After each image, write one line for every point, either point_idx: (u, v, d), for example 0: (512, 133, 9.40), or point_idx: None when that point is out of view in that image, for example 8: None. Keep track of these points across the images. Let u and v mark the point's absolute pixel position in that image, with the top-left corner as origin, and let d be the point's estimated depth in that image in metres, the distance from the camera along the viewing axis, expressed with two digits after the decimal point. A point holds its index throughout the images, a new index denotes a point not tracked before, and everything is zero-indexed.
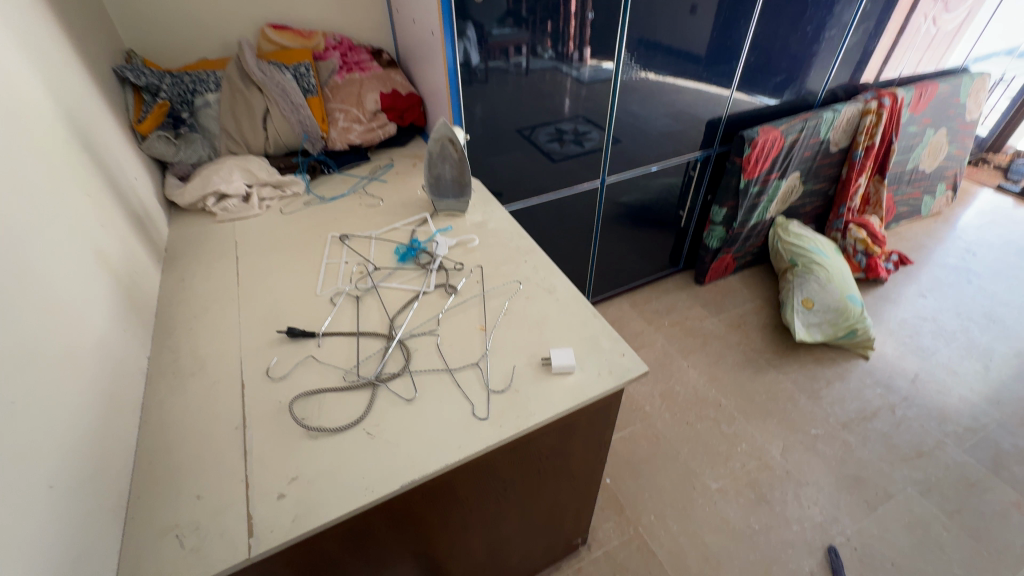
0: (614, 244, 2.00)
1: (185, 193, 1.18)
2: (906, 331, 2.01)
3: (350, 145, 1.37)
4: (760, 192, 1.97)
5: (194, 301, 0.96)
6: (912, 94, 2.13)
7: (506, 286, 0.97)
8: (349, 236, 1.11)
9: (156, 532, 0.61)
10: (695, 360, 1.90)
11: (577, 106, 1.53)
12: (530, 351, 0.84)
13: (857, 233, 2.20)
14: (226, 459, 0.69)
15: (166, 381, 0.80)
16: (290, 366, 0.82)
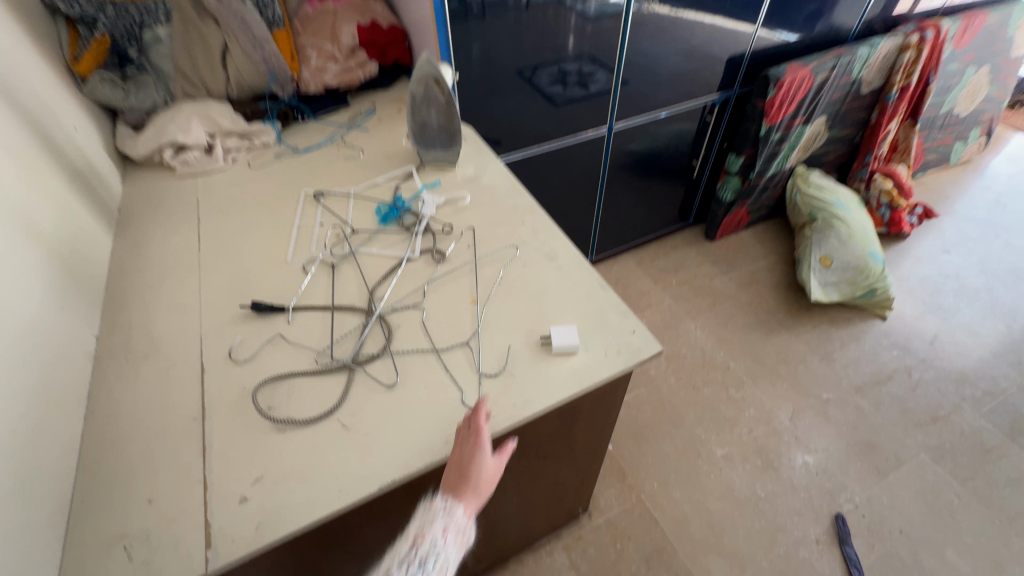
0: (620, 198, 1.86)
1: (139, 144, 1.04)
2: (927, 290, 1.91)
3: (326, 88, 1.21)
4: (782, 139, 1.80)
5: (150, 270, 0.85)
6: (958, 26, 1.91)
7: (501, 252, 0.86)
8: (325, 194, 0.99)
9: (101, 543, 0.54)
10: (703, 321, 1.82)
11: (583, 43, 1.35)
12: (528, 327, 0.74)
13: (882, 184, 2.04)
14: (183, 456, 0.61)
15: (116, 364, 0.71)
16: (256, 346, 0.72)
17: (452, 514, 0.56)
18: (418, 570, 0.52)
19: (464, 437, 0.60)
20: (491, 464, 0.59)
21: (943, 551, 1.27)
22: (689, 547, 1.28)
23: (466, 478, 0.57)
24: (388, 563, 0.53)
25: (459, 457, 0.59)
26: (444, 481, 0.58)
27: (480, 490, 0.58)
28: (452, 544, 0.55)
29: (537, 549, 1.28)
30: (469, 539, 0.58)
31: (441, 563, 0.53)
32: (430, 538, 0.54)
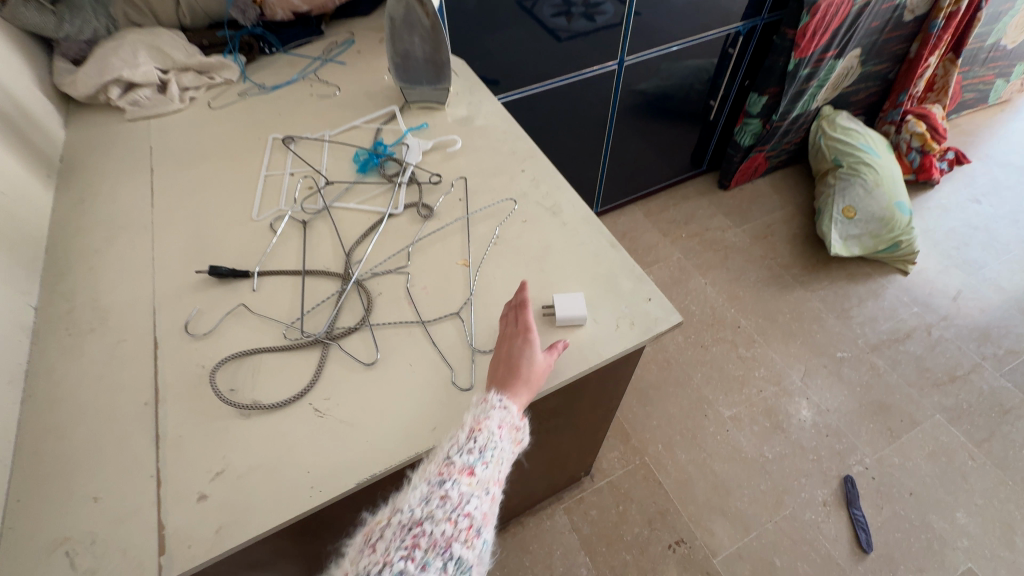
0: (628, 143, 1.71)
1: (79, 81, 0.89)
2: (953, 242, 1.79)
3: (295, 14, 1.03)
4: (811, 76, 1.62)
5: (97, 229, 0.74)
6: None
7: (497, 206, 0.75)
8: (296, 139, 0.86)
9: (39, 548, 0.47)
10: (713, 276, 1.72)
11: None
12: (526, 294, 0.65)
13: (915, 126, 1.87)
14: (133, 446, 0.53)
15: (57, 339, 0.62)
16: (216, 318, 0.63)
17: (507, 404, 0.52)
18: (477, 458, 0.47)
19: (514, 331, 0.58)
20: (542, 358, 0.56)
21: (953, 513, 1.24)
22: (693, 509, 1.25)
23: (516, 369, 0.54)
24: (445, 452, 0.48)
25: (508, 351, 0.56)
26: (493, 375, 0.55)
27: (532, 382, 0.54)
28: (508, 437, 0.50)
29: (538, 511, 1.26)
30: (524, 439, 0.53)
31: (499, 455, 0.49)
32: (488, 428, 0.49)
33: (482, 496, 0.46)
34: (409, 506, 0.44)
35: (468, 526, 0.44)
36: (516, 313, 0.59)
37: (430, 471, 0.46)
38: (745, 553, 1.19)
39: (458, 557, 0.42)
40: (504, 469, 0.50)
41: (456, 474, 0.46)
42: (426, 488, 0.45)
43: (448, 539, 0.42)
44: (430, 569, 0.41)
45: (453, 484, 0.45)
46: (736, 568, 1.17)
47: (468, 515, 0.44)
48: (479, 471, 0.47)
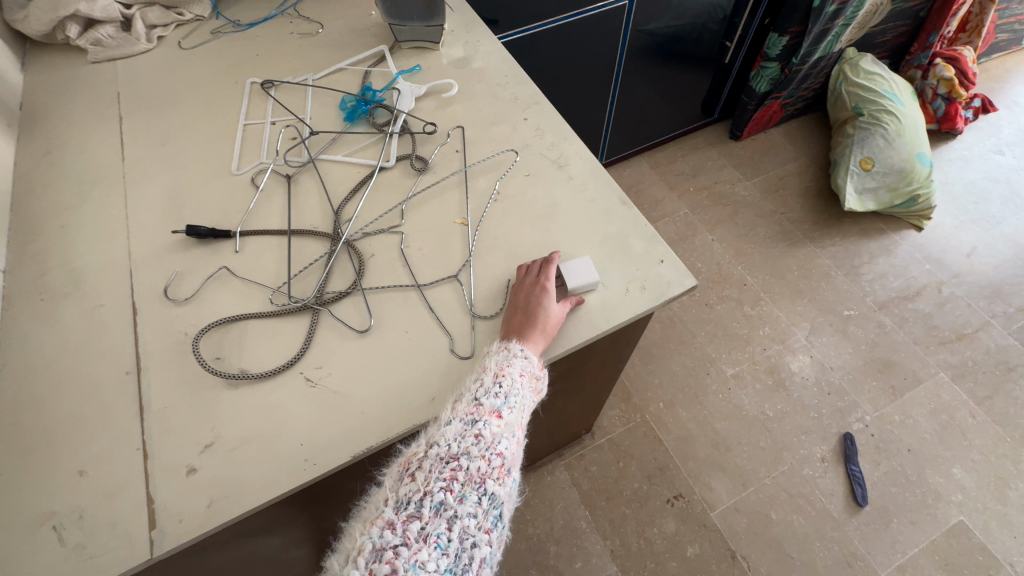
0: (637, 89, 1.60)
1: (31, 17, 0.81)
2: (971, 196, 1.72)
3: None
4: (837, 13, 1.49)
5: (64, 184, 0.69)
6: None
7: (497, 159, 0.69)
8: (276, 84, 0.79)
9: (25, 524, 0.45)
10: (721, 232, 1.66)
11: None
12: (530, 254, 0.60)
13: (943, 70, 1.75)
14: (117, 417, 0.50)
15: (30, 304, 0.58)
16: (197, 282, 0.59)
17: (527, 353, 0.50)
18: (503, 402, 0.46)
19: (532, 279, 0.56)
20: (558, 308, 0.54)
21: (949, 468, 1.25)
22: (692, 465, 1.27)
23: (533, 318, 0.52)
24: (471, 393, 0.47)
25: (525, 300, 0.54)
26: (510, 323, 0.53)
27: (548, 331, 0.52)
28: (529, 386, 0.49)
29: (538, 467, 1.27)
30: (544, 388, 0.51)
31: (523, 401, 0.48)
32: (511, 373, 0.48)
33: (511, 438, 0.46)
34: (445, 440, 0.43)
35: (501, 464, 0.43)
36: (535, 264, 0.57)
37: (461, 410, 0.45)
38: (743, 506, 1.21)
39: (492, 493, 0.42)
40: (527, 415, 0.49)
41: (486, 415, 0.45)
42: (460, 425, 0.44)
43: (482, 476, 0.42)
44: (467, 502, 0.41)
45: (484, 424, 0.44)
46: (732, 521, 1.19)
47: (500, 454, 0.44)
48: (508, 414, 0.46)
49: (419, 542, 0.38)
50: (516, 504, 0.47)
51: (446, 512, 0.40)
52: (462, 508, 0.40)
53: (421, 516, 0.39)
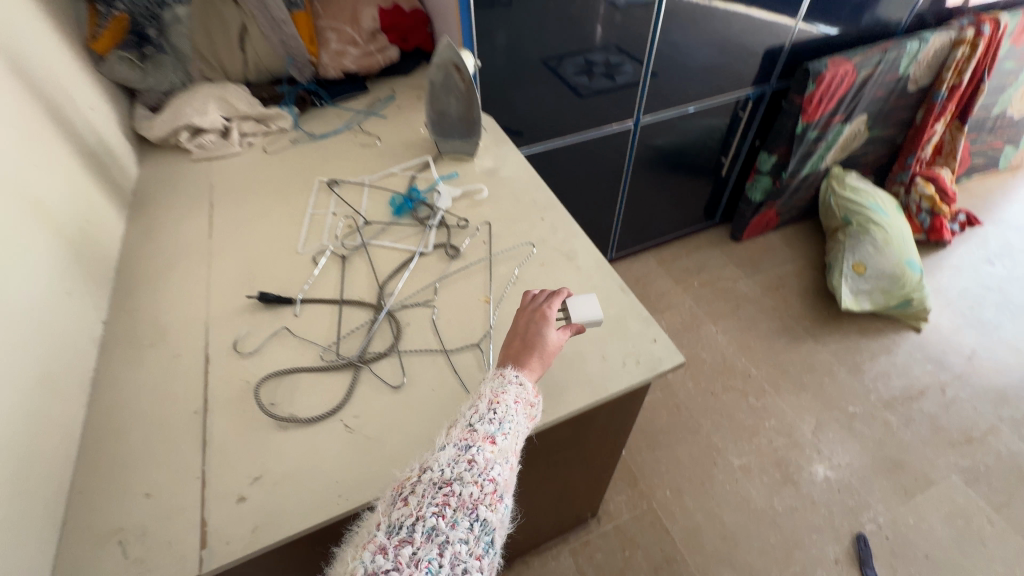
0: (643, 193, 1.80)
1: (156, 125, 1.02)
2: (966, 302, 1.81)
3: (345, 72, 1.18)
4: (819, 138, 1.70)
5: (161, 255, 0.84)
6: (1017, 22, 1.75)
7: (517, 250, 0.82)
8: (340, 183, 0.96)
9: (97, 536, 0.53)
10: (724, 325, 1.75)
11: (610, 30, 1.27)
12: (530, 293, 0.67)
13: (924, 188, 1.93)
14: (183, 449, 0.59)
15: (123, 349, 0.70)
16: (261, 339, 0.70)
17: (522, 379, 0.52)
18: (497, 427, 0.46)
19: (536, 306, 0.62)
20: (557, 335, 0.58)
21: None
22: (700, 559, 1.24)
23: (531, 344, 0.57)
24: (466, 418, 0.47)
25: (526, 328, 0.59)
26: (510, 347, 0.58)
27: (544, 357, 0.56)
28: (524, 412, 0.50)
29: (543, 551, 1.26)
30: (539, 414, 0.52)
31: (517, 427, 0.48)
32: (505, 400, 0.49)
33: (505, 464, 0.45)
34: (439, 465, 0.43)
35: (495, 490, 0.43)
36: (540, 297, 0.63)
37: (455, 436, 0.46)
38: None
39: (484, 520, 0.41)
40: (523, 440, 0.49)
41: (480, 441, 0.45)
42: (454, 450, 0.44)
43: (475, 501, 0.41)
44: (459, 528, 0.40)
45: (478, 449, 0.44)
46: None
47: (493, 480, 0.43)
48: (501, 439, 0.46)
49: (410, 568, 0.37)
50: (509, 531, 0.46)
51: (437, 537, 0.39)
52: (454, 534, 0.39)
53: (413, 540, 0.39)
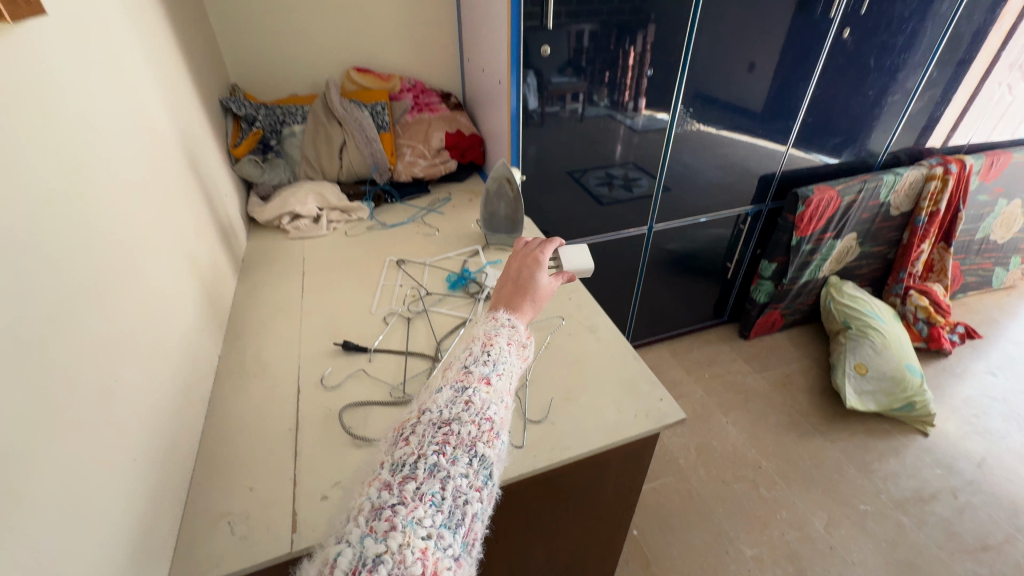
0: (657, 290, 2.00)
1: (266, 211, 1.29)
2: (971, 410, 1.87)
3: (414, 177, 1.48)
4: (813, 250, 1.92)
5: (264, 308, 1.05)
6: (982, 162, 2.03)
7: (549, 321, 1.00)
8: (406, 262, 1.19)
9: (212, 517, 0.66)
10: (735, 416, 1.84)
11: (630, 152, 1.56)
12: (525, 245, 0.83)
13: (918, 300, 2.09)
14: (279, 456, 0.74)
15: (234, 378, 0.87)
16: (343, 377, 0.88)
17: (513, 323, 0.63)
18: (491, 369, 0.55)
19: (529, 252, 0.79)
20: (546, 282, 0.73)
21: None
22: None
23: (525, 288, 0.71)
24: (462, 363, 0.56)
25: (521, 276, 0.73)
26: (507, 288, 0.71)
27: (535, 299, 0.70)
28: (516, 351, 0.61)
29: None
30: (529, 354, 0.63)
31: (508, 369, 0.57)
32: (498, 343, 0.59)
33: (498, 403, 0.53)
34: (438, 408, 0.50)
35: (490, 428, 0.50)
36: (535, 250, 0.78)
37: (452, 379, 0.53)
38: None
39: (481, 455, 0.48)
40: (514, 379, 0.58)
41: (475, 382, 0.53)
42: (451, 392, 0.52)
43: (473, 439, 0.48)
44: (459, 463, 0.46)
45: (473, 391, 0.52)
46: None
47: (489, 418, 0.50)
48: (493, 380, 0.54)
49: (416, 500, 0.43)
50: (503, 466, 0.53)
51: (439, 473, 0.45)
52: (454, 468, 0.45)
53: (416, 476, 0.44)
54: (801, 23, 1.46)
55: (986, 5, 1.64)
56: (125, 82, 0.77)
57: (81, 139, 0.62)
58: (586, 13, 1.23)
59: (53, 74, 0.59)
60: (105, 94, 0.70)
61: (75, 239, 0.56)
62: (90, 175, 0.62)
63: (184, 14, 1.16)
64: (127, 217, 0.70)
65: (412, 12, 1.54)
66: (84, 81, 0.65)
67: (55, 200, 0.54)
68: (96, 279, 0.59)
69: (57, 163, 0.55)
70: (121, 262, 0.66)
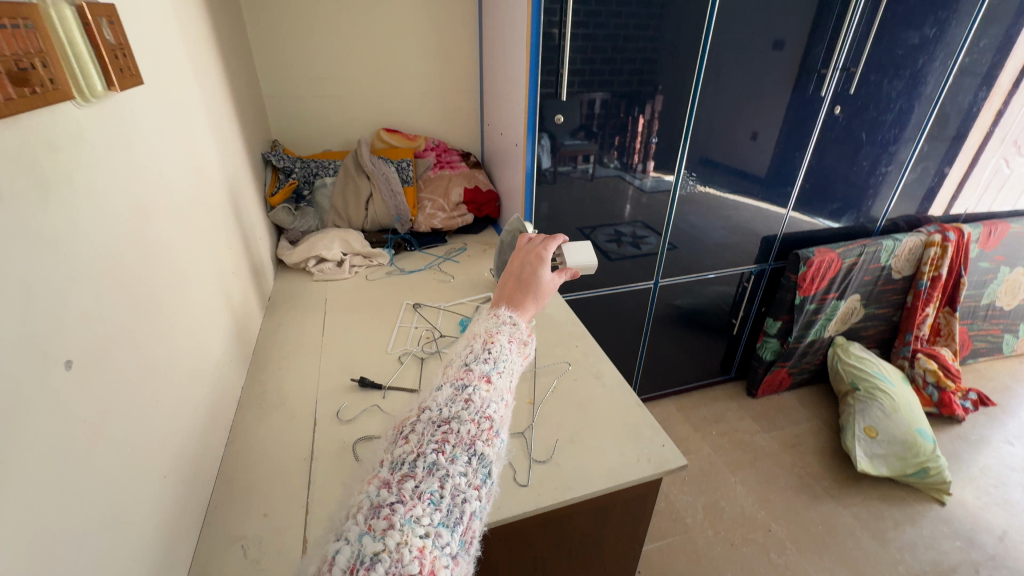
0: (663, 344, 2.03)
1: (294, 255, 1.38)
2: (989, 480, 1.82)
3: (432, 228, 1.58)
4: (818, 309, 1.96)
5: (286, 344, 1.11)
6: (980, 231, 2.09)
7: (556, 365, 1.05)
8: (422, 305, 1.26)
9: (227, 541, 0.69)
10: (743, 476, 1.81)
11: (638, 211, 1.65)
12: (527, 241, 0.82)
13: (926, 363, 2.09)
14: (293, 485, 0.77)
15: (255, 408, 0.92)
16: (358, 411, 0.92)
17: (515, 321, 0.64)
18: (491, 367, 0.55)
19: (532, 249, 0.78)
20: (549, 279, 0.73)
21: None
22: None
23: (528, 286, 0.70)
24: (463, 361, 0.56)
25: (523, 274, 0.73)
26: (509, 285, 0.71)
27: (538, 297, 0.70)
28: (518, 347, 0.61)
29: None
30: (530, 352, 0.63)
31: (509, 366, 0.58)
32: (499, 341, 0.59)
33: (499, 401, 0.53)
34: (437, 406, 0.51)
35: (489, 427, 0.50)
36: (537, 246, 0.78)
37: (453, 378, 0.54)
38: None
39: (481, 453, 0.48)
40: (515, 375, 0.59)
41: (475, 380, 0.53)
42: (452, 391, 0.52)
43: (472, 438, 0.48)
44: (458, 463, 0.46)
45: (474, 389, 0.52)
46: None
47: (489, 417, 0.51)
48: (494, 378, 0.54)
49: (414, 499, 0.43)
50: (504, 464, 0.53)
51: (438, 471, 0.45)
52: (453, 467, 0.46)
53: (415, 475, 0.45)
54: (797, 100, 1.60)
55: (970, 88, 1.77)
56: (189, 137, 0.88)
57: (152, 184, 0.71)
58: (597, 85, 1.37)
59: (138, 130, 0.68)
60: (173, 146, 0.80)
61: (137, 270, 0.63)
62: (155, 217, 0.70)
63: (240, 80, 1.31)
64: (180, 252, 0.77)
65: (440, 82, 1.72)
66: (160, 136, 0.76)
67: (128, 237, 0.62)
68: (150, 307, 0.65)
69: (133, 206, 0.64)
70: (173, 290, 0.73)
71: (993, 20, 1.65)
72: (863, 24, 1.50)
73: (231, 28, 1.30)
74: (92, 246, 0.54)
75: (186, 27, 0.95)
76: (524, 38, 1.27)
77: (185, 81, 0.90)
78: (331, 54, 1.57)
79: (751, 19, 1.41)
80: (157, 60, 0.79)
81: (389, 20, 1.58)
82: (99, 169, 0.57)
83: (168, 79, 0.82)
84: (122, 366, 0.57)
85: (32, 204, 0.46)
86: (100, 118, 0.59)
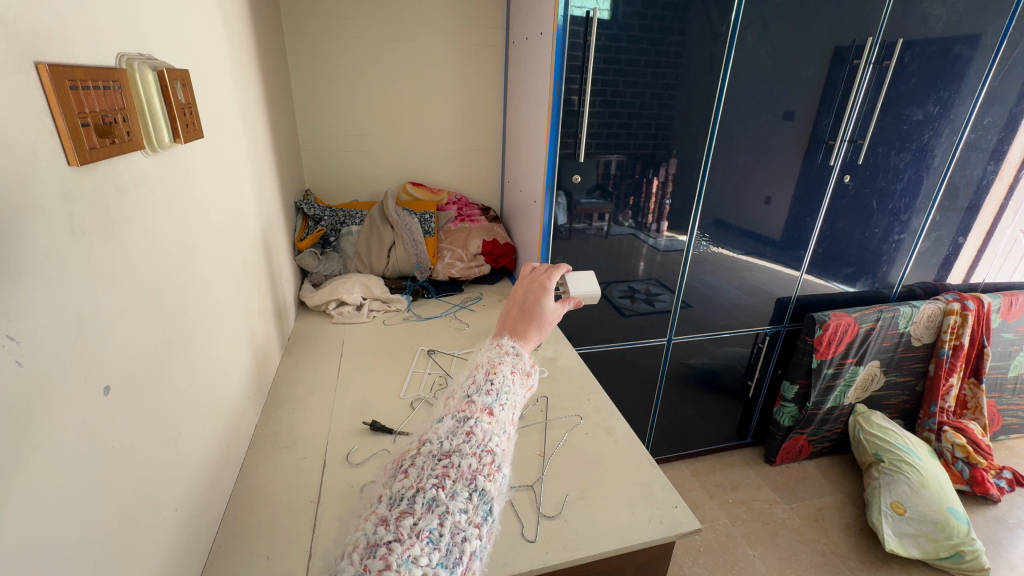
0: (677, 403, 1.99)
1: (316, 297, 1.43)
2: None
3: (450, 277, 1.62)
4: (836, 374, 1.92)
5: (302, 385, 1.12)
6: (1000, 301, 2.06)
7: (567, 419, 1.04)
8: (436, 352, 1.28)
9: None
10: (762, 550, 1.71)
11: (652, 268, 1.68)
12: (532, 267, 0.83)
13: (954, 436, 2.00)
14: (298, 527, 0.77)
15: (267, 447, 0.93)
16: (367, 455, 0.92)
17: (519, 352, 0.66)
18: (494, 401, 0.57)
19: (536, 278, 0.80)
20: (553, 308, 0.74)
21: None
22: None
23: (531, 317, 0.72)
24: (465, 393, 0.58)
25: (526, 303, 0.75)
26: (511, 316, 0.73)
27: (541, 327, 0.72)
28: (522, 379, 0.63)
29: None
30: (533, 384, 0.65)
31: (511, 400, 0.59)
32: (502, 372, 0.60)
33: (501, 434, 0.54)
34: (438, 439, 0.52)
35: (491, 461, 0.51)
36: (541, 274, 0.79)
37: (454, 410, 0.55)
38: None
39: (482, 489, 0.48)
40: (517, 409, 0.60)
41: (478, 413, 0.54)
42: (453, 423, 0.53)
43: (473, 472, 0.49)
44: (458, 498, 0.47)
45: (475, 422, 0.53)
46: None
47: (490, 451, 0.51)
48: (496, 411, 0.55)
49: (412, 538, 0.43)
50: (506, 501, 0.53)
51: (437, 508, 0.46)
52: (453, 503, 0.46)
53: (414, 511, 0.45)
54: (807, 169, 1.66)
55: (978, 162, 1.81)
56: (233, 183, 0.95)
57: (197, 225, 0.76)
58: (613, 148, 1.45)
59: (193, 178, 0.75)
60: (219, 191, 0.87)
61: (175, 304, 0.67)
62: (196, 255, 0.75)
63: (282, 134, 1.43)
64: (214, 287, 0.82)
65: (465, 141, 1.83)
66: (209, 181, 0.82)
67: (171, 273, 0.66)
68: (183, 339, 0.69)
69: (178, 244, 0.69)
70: (203, 325, 0.77)
71: (996, 99, 1.71)
72: (867, 100, 1.58)
73: (279, 89, 1.43)
74: (142, 280, 0.58)
75: (241, 87, 1.06)
76: (546, 105, 1.37)
77: (235, 133, 0.99)
78: (366, 113, 1.70)
79: (759, 92, 1.49)
80: (215, 115, 0.87)
81: (422, 85, 1.72)
82: (153, 211, 0.62)
83: (221, 130, 0.90)
84: (152, 396, 0.60)
85: (95, 239, 0.50)
86: (161, 166, 0.65)
